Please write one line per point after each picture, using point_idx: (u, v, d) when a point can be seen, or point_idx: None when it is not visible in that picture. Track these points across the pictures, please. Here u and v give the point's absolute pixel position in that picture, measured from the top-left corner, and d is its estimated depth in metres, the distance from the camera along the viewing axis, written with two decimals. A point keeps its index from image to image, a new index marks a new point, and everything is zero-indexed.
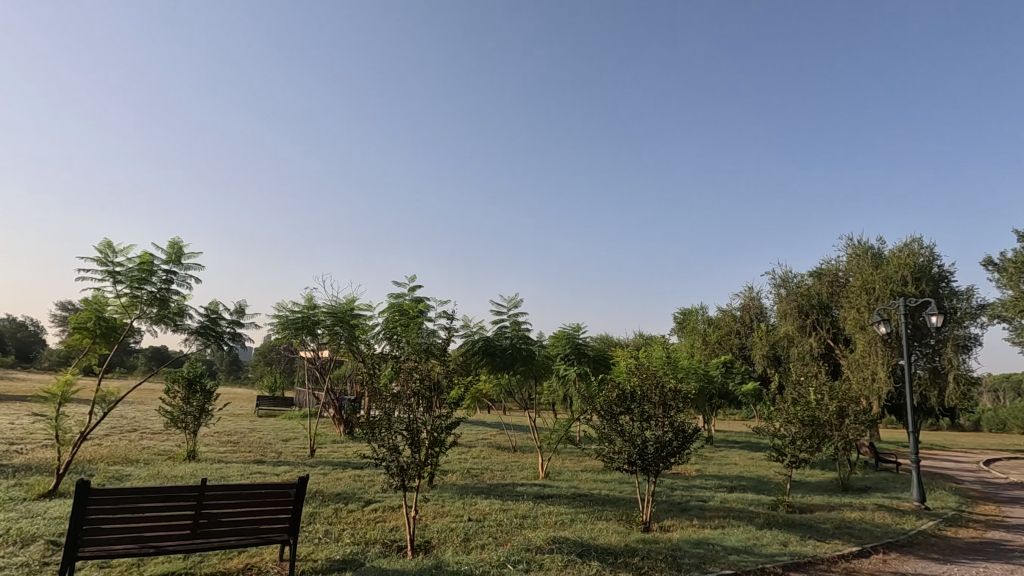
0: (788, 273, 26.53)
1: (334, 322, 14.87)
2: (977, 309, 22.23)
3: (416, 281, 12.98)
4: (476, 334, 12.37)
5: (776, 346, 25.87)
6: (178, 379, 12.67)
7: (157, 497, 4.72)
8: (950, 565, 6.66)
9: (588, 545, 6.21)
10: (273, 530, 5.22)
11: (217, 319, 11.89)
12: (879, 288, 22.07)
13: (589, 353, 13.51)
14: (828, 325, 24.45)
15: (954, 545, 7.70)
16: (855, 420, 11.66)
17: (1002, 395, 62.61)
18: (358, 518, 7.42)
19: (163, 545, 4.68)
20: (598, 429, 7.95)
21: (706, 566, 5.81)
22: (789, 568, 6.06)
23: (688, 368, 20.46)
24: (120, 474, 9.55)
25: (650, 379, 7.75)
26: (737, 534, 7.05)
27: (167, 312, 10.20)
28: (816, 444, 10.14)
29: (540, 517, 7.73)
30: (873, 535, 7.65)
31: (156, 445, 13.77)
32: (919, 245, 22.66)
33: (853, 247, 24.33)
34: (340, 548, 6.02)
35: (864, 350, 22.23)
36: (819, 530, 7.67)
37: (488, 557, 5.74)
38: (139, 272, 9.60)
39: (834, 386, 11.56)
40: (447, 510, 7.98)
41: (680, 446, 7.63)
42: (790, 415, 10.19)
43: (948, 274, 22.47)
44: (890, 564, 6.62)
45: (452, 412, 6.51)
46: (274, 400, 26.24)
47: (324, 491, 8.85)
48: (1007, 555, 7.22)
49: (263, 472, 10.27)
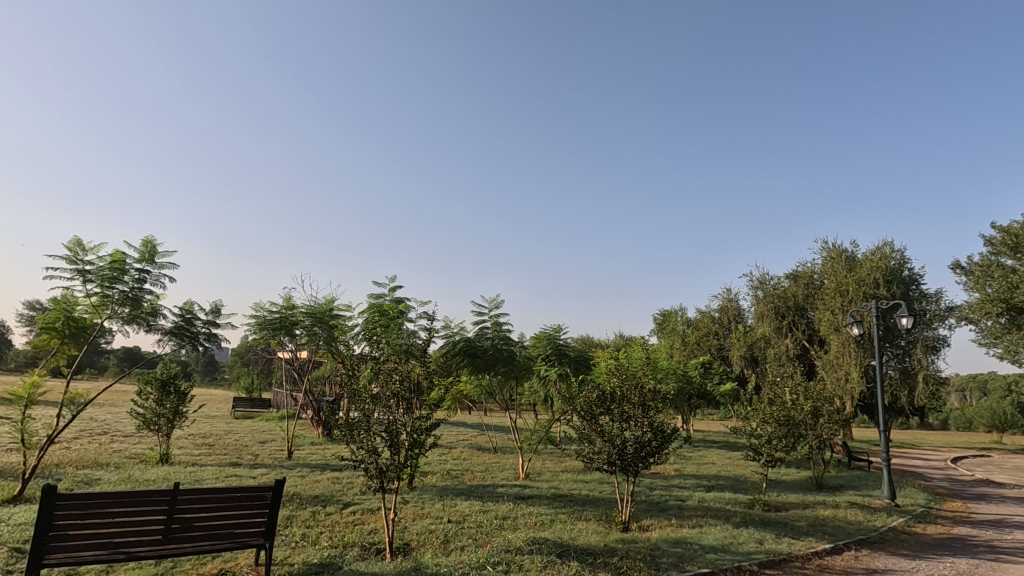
0: (766, 275, 27.01)
1: (313, 322, 14.70)
2: (945, 311, 22.93)
3: (396, 280, 12.88)
4: (457, 334, 12.34)
5: (754, 346, 26.26)
6: (150, 380, 12.38)
7: (127, 502, 4.60)
8: (918, 561, 6.83)
9: (567, 545, 6.23)
10: (248, 535, 5.12)
11: (193, 319, 11.67)
12: (853, 290, 22.65)
13: (570, 354, 13.56)
14: (804, 326, 24.97)
15: (923, 541, 7.92)
16: (829, 420, 11.90)
17: (968, 395, 64.57)
18: (336, 521, 7.34)
19: (134, 551, 4.57)
20: (578, 429, 7.98)
21: (685, 564, 5.87)
22: (765, 566, 6.15)
23: (667, 369, 20.70)
24: (90, 478, 9.28)
25: (630, 379, 7.82)
26: (714, 533, 7.14)
27: (140, 312, 9.98)
28: (791, 443, 10.34)
29: (521, 518, 7.74)
30: (845, 532, 7.82)
31: (128, 448, 13.45)
32: (891, 249, 23.31)
33: (828, 250, 24.90)
34: (317, 551, 5.94)
35: (837, 350, 22.77)
36: (794, 528, 7.81)
37: (467, 559, 5.72)
38: (110, 271, 9.37)
39: (810, 386, 11.79)
40: (427, 512, 7.96)
41: (659, 446, 7.72)
42: (766, 415, 10.35)
43: (917, 277, 23.15)
44: (862, 560, 6.77)
45: (432, 413, 6.47)
46: (251, 402, 25.83)
47: (302, 494, 8.73)
48: (973, 550, 7.44)
49: (239, 475, 10.09)
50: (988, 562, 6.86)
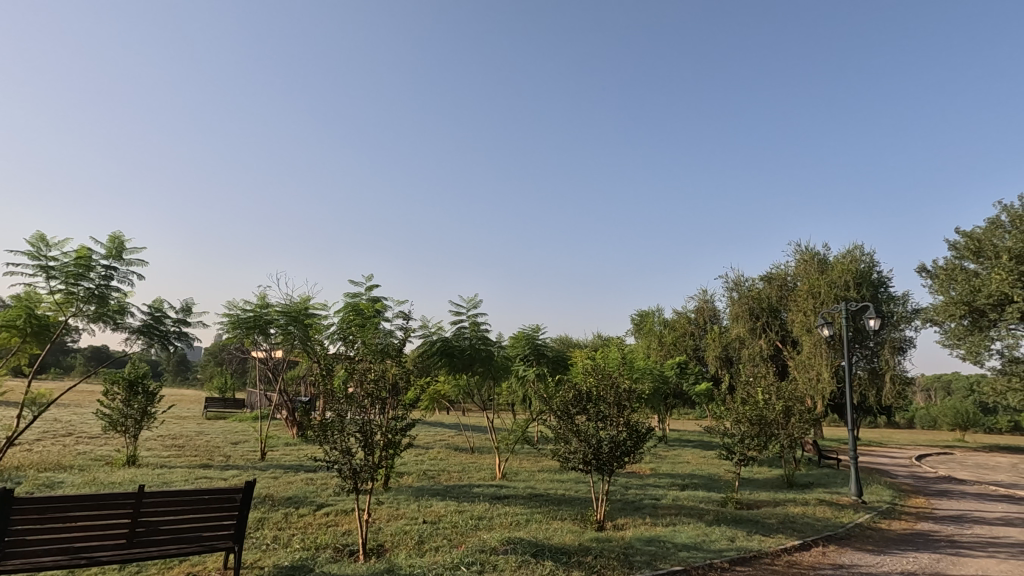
0: (740, 277, 27.41)
1: (288, 321, 14.46)
2: (911, 313, 23.71)
3: (373, 280, 12.75)
4: (435, 334, 12.25)
5: (729, 347, 26.61)
6: (117, 379, 12.02)
7: (89, 506, 4.46)
8: (882, 557, 7.00)
9: (542, 545, 6.23)
10: (216, 538, 5.03)
11: (162, 317, 11.40)
12: (824, 292, 23.25)
13: (548, 354, 13.63)
14: (777, 327, 25.47)
15: (887, 536, 8.14)
16: (800, 419, 12.15)
17: (933, 395, 66.42)
18: (309, 522, 7.23)
19: (95, 556, 4.43)
20: (554, 429, 8.01)
21: (657, 563, 5.94)
22: (735, 563, 6.26)
23: (644, 370, 20.93)
24: (52, 481, 8.96)
25: (606, 379, 7.88)
26: (687, 531, 7.23)
27: (107, 310, 9.74)
28: (763, 442, 10.56)
29: (496, 518, 7.73)
30: (814, 529, 8.00)
31: (93, 450, 13.07)
32: (861, 252, 23.95)
33: (801, 253, 25.46)
34: (289, 553, 5.85)
35: (809, 351, 23.29)
36: (765, 526, 7.97)
37: (441, 559, 5.70)
38: (75, 267, 9.09)
39: (781, 386, 12.00)
40: (402, 512, 7.91)
41: (635, 445, 7.80)
42: (739, 415, 10.52)
43: (886, 280, 23.87)
44: (829, 555, 6.94)
45: (408, 413, 6.44)
46: (225, 402, 25.33)
47: (274, 495, 8.57)
48: (935, 545, 7.68)
49: (210, 476, 9.91)
50: (949, 556, 7.08)
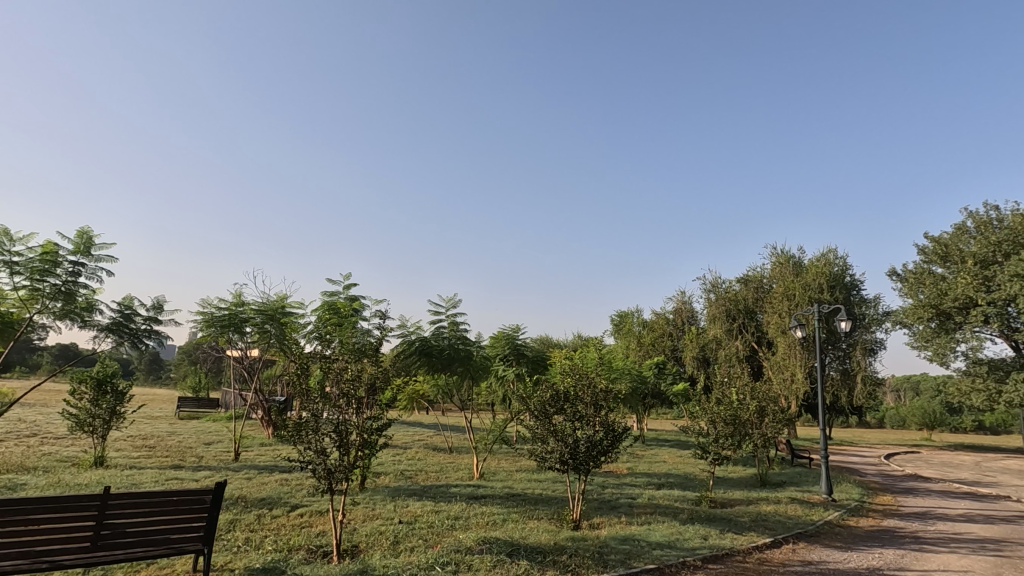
0: (718, 279, 27.78)
1: (264, 319, 14.23)
2: (882, 315, 24.37)
3: (352, 278, 12.62)
4: (413, 334, 12.19)
5: (705, 347, 26.87)
6: (85, 379, 11.67)
7: (53, 508, 4.35)
8: (850, 553, 7.19)
9: (517, 545, 6.23)
10: (185, 540, 4.93)
11: (132, 315, 11.13)
12: (799, 294, 23.76)
13: (527, 354, 13.64)
14: (753, 328, 25.86)
15: (855, 534, 8.34)
16: (774, 419, 12.32)
17: (902, 395, 68.27)
18: (283, 524, 7.13)
19: (58, 560, 4.29)
20: (532, 429, 8.02)
21: (631, 561, 5.99)
22: (708, 560, 6.37)
23: (622, 370, 21.10)
24: (13, 483, 8.70)
25: (583, 379, 7.92)
26: (660, 531, 7.31)
27: (74, 307, 9.50)
28: (737, 441, 10.75)
29: (472, 518, 7.72)
30: (784, 526, 8.18)
31: (59, 451, 12.71)
32: (834, 256, 24.55)
33: (777, 256, 25.94)
34: (260, 555, 5.76)
35: (784, 352, 23.73)
36: (737, 524, 8.11)
37: (416, 559, 5.68)
38: (41, 263, 8.84)
39: (756, 387, 12.19)
40: (378, 513, 7.83)
41: (611, 445, 7.86)
42: (714, 414, 10.68)
43: (858, 283, 24.53)
44: (799, 552, 7.09)
45: (384, 413, 6.40)
46: (198, 402, 24.86)
47: (247, 496, 8.45)
48: (899, 541, 7.91)
49: (181, 478, 9.72)
50: (913, 552, 7.30)
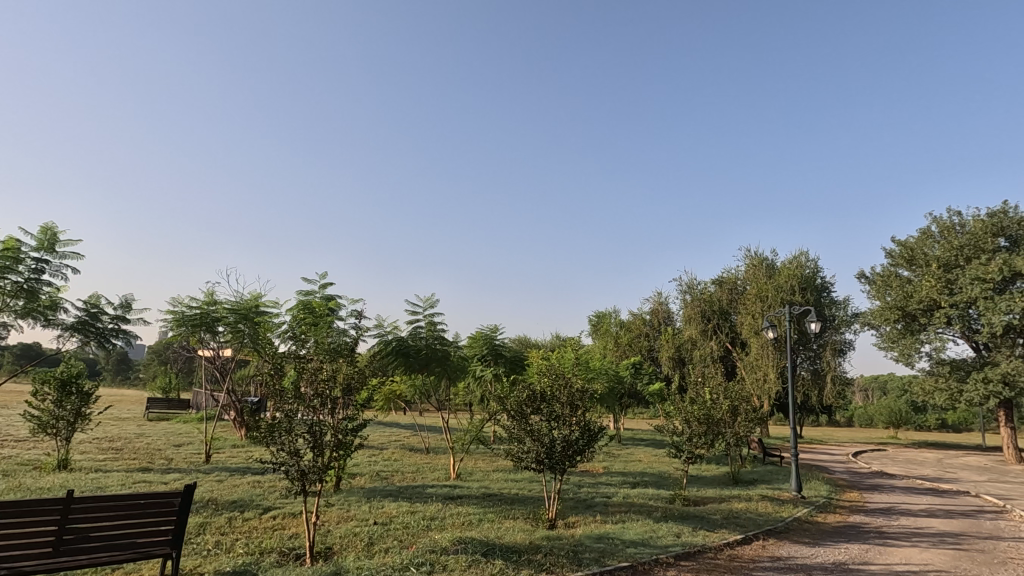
0: (693, 280, 28.18)
1: (237, 319, 13.96)
2: (851, 317, 25.05)
3: (328, 277, 12.48)
4: (390, 334, 12.12)
5: (681, 348, 27.20)
6: (48, 379, 11.29)
7: (14, 512, 4.22)
8: (816, 549, 7.38)
9: (493, 545, 6.25)
10: (152, 544, 4.83)
11: (99, 314, 10.82)
12: (772, 295, 24.30)
13: (505, 354, 13.67)
14: (727, 329, 26.31)
15: (822, 529, 8.58)
16: (747, 418, 12.53)
17: (870, 395, 70.18)
18: (254, 527, 7.01)
19: (18, 566, 4.18)
20: (508, 429, 8.04)
21: (606, 559, 6.06)
22: (680, 558, 6.46)
23: (599, 370, 21.28)
24: None
25: (560, 380, 7.97)
26: (635, 529, 7.40)
27: (37, 306, 9.21)
28: (710, 439, 10.92)
29: (448, 518, 7.72)
30: (755, 523, 8.35)
31: (20, 454, 12.30)
32: (806, 258, 25.14)
33: (751, 257, 26.43)
34: (230, 559, 5.66)
35: (757, 352, 24.20)
36: (710, 521, 8.24)
37: (391, 561, 5.64)
38: (3, 259, 8.55)
39: (729, 386, 12.41)
40: (352, 515, 7.75)
41: (586, 444, 7.91)
42: (688, 414, 10.83)
43: (829, 285, 25.17)
44: (769, 548, 7.25)
45: (360, 413, 6.37)
46: (168, 402, 24.28)
47: (218, 499, 8.29)
48: (864, 536, 8.16)
49: (149, 481, 9.48)
50: (877, 547, 7.52)
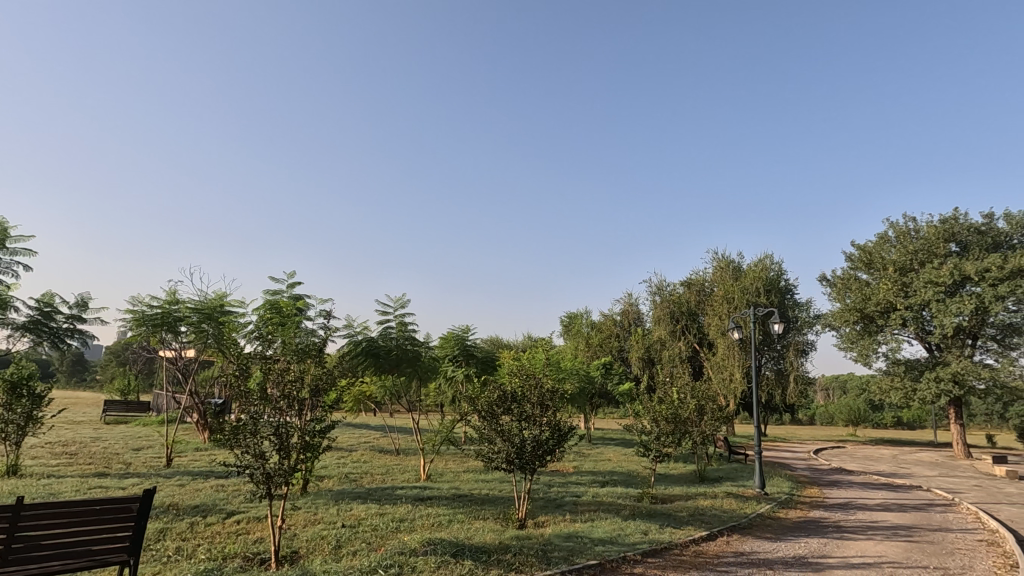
0: (663, 282, 28.64)
1: (201, 319, 13.58)
2: (813, 318, 25.86)
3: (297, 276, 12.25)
4: (360, 334, 11.96)
5: (650, 348, 27.60)
6: None
7: None
8: (777, 543, 7.60)
9: (462, 545, 6.24)
10: (109, 552, 4.64)
11: (53, 313, 10.40)
12: (738, 297, 24.89)
13: (477, 354, 13.66)
14: (695, 330, 26.81)
15: (783, 524, 8.84)
16: (713, 417, 12.77)
17: (831, 395, 72.57)
18: (217, 531, 6.84)
19: None
20: (479, 430, 8.04)
21: (574, 558, 6.12)
22: (647, 555, 6.56)
23: (570, 370, 21.44)
24: None
25: (530, 380, 8.01)
26: (603, 527, 7.50)
27: None
28: (677, 438, 11.10)
29: (418, 519, 7.67)
30: (720, 520, 8.56)
31: None
32: (771, 261, 25.83)
33: (718, 260, 26.97)
34: (192, 565, 5.52)
35: (723, 353, 24.76)
36: (676, 518, 8.40)
37: (358, 563, 5.57)
38: None
39: (696, 386, 12.66)
40: (320, 518, 7.63)
41: (556, 444, 7.97)
42: (656, 413, 11.01)
43: (792, 287, 25.93)
44: (733, 544, 7.44)
45: (328, 414, 6.28)
46: (127, 404, 23.44)
47: (179, 504, 8.05)
48: (823, 530, 8.45)
49: (106, 486, 9.15)
50: (835, 540, 7.80)
